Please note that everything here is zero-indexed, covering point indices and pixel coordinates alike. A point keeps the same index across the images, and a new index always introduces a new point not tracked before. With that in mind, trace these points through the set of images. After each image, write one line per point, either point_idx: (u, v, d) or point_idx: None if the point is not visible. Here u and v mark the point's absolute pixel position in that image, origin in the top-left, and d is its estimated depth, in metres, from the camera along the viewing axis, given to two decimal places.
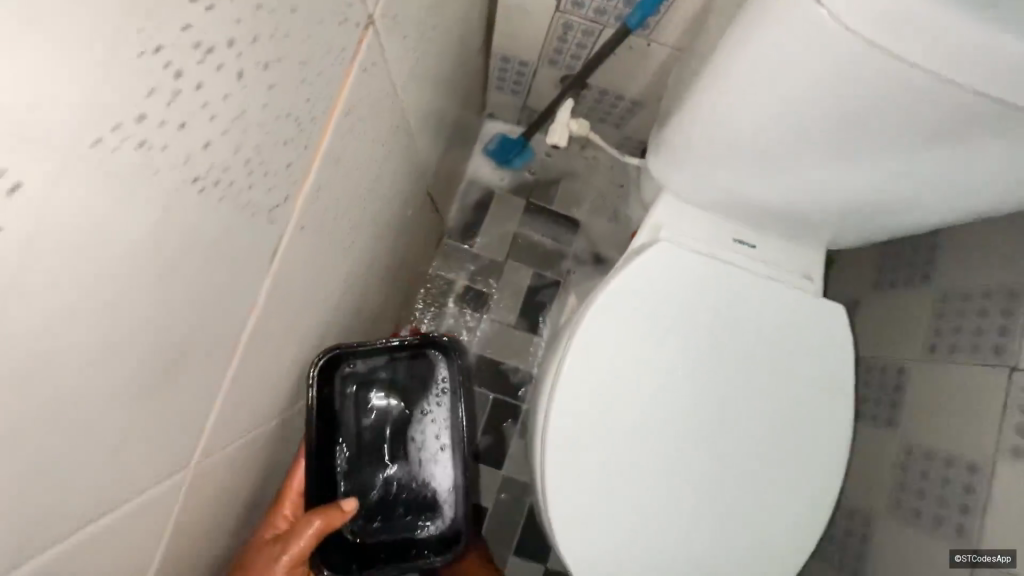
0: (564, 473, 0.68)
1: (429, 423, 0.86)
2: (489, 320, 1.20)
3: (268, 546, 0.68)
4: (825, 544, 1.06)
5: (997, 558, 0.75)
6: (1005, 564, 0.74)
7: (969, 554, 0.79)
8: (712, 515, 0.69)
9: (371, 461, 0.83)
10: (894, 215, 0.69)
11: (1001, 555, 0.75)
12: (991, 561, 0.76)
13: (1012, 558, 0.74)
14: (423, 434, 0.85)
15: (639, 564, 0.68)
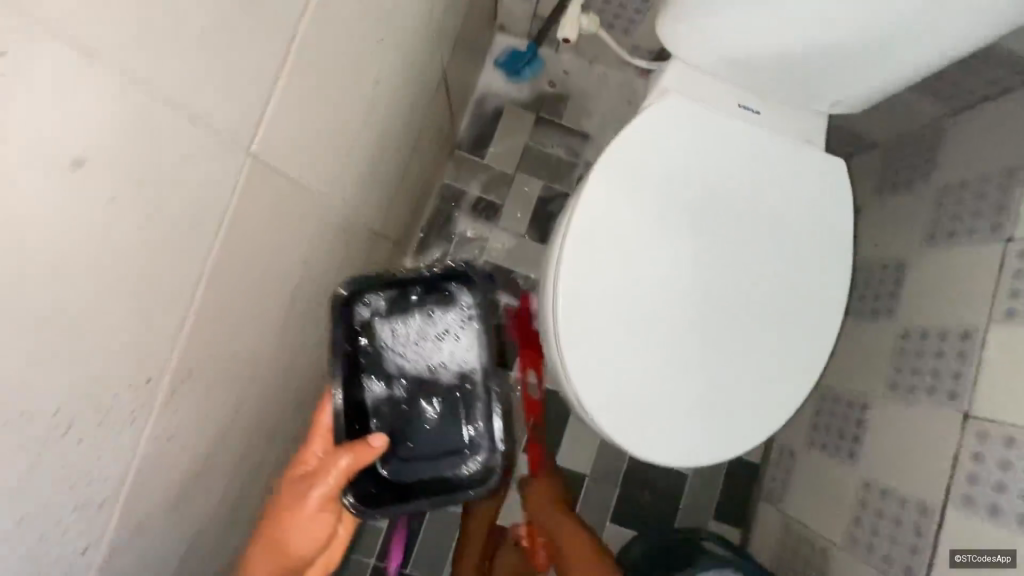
0: (581, 344, 0.71)
1: (457, 361, 0.79)
2: (501, 230, 1.24)
3: (299, 483, 0.65)
4: (825, 436, 1.10)
5: (997, 559, 0.72)
6: (1005, 565, 0.71)
7: (968, 553, 0.76)
8: (725, 367, 0.72)
9: (397, 405, 0.77)
10: (908, 51, 0.69)
11: (1001, 555, 0.72)
12: (991, 561, 0.73)
13: (1014, 558, 0.70)
14: (446, 371, 0.79)
15: (668, 422, 0.71)
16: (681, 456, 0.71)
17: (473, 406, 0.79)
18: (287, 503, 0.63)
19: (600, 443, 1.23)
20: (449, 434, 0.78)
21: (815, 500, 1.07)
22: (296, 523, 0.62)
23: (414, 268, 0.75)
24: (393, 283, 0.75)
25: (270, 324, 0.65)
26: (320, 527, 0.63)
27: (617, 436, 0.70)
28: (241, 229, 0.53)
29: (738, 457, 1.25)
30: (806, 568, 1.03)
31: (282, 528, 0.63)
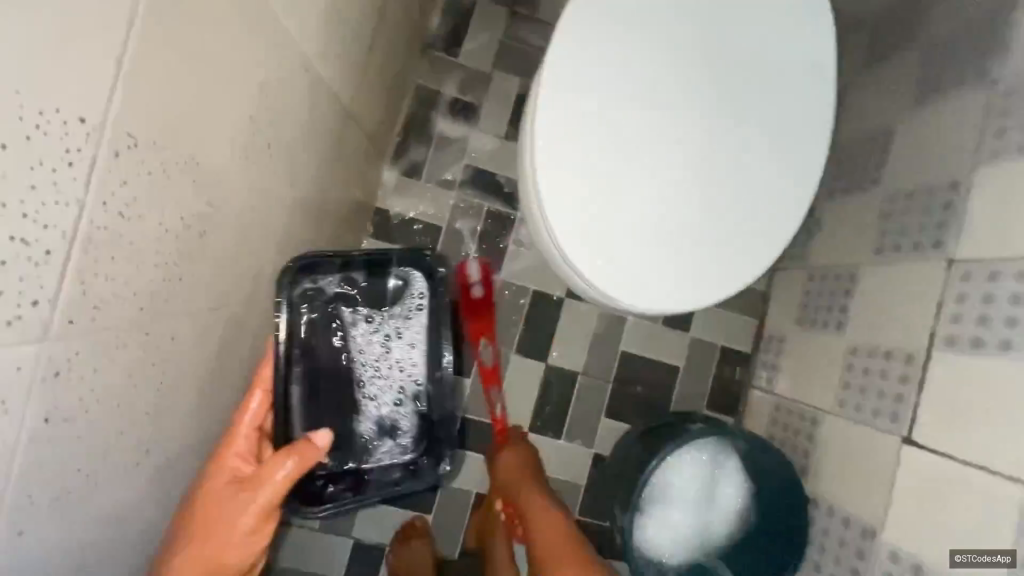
0: (570, 212, 0.72)
1: (405, 366, 0.90)
2: (480, 131, 1.20)
3: (226, 487, 0.62)
4: (813, 314, 1.11)
5: (997, 559, 0.66)
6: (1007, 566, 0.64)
7: (969, 553, 0.68)
8: (719, 211, 0.73)
9: (335, 398, 0.86)
10: None
11: (1000, 555, 0.65)
12: (990, 561, 0.66)
13: (1014, 558, 0.64)
14: (401, 385, 0.90)
15: (671, 276, 0.73)
16: (665, 299, 0.73)
17: (412, 381, 0.91)
18: (221, 513, 0.60)
19: (591, 342, 1.23)
20: (377, 426, 0.90)
21: (805, 374, 1.08)
22: (222, 536, 0.59)
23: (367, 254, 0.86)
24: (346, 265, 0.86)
25: (274, 197, 0.62)
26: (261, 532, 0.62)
27: (601, 284, 0.72)
28: (247, 70, 0.47)
29: (728, 348, 1.27)
30: (796, 438, 1.06)
31: (202, 535, 0.59)
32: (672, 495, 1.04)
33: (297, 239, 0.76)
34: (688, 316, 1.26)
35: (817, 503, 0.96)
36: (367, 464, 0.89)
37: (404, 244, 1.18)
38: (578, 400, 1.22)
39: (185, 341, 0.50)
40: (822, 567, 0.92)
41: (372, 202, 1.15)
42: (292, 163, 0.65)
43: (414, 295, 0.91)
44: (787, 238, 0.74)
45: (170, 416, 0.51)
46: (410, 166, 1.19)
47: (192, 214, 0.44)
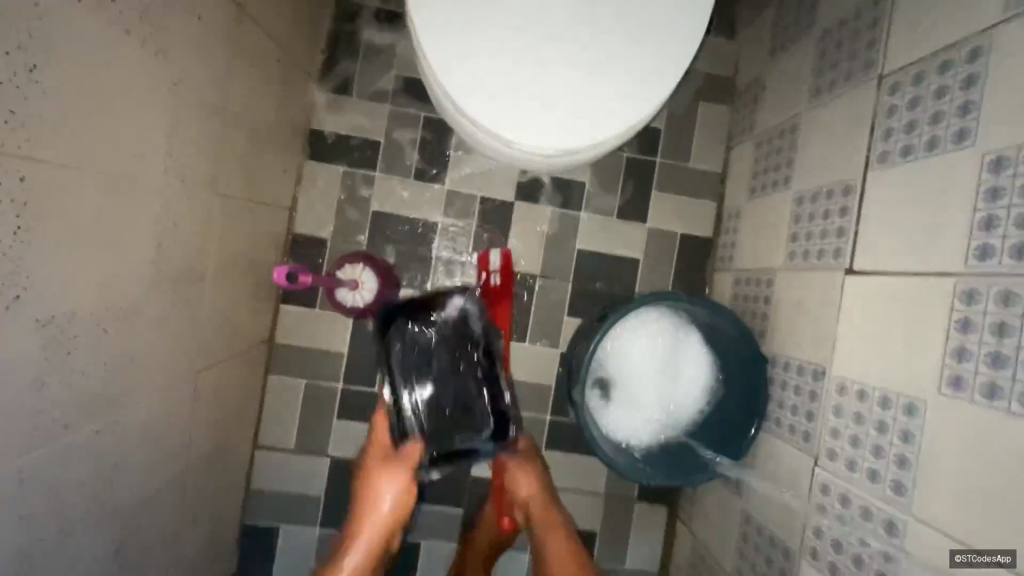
0: (491, 102, 0.70)
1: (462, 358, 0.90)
2: (408, 37, 1.17)
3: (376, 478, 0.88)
4: (763, 180, 1.07)
5: (996, 559, 0.53)
6: (1005, 568, 0.52)
7: (968, 553, 0.56)
8: (629, 39, 0.71)
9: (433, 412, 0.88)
10: None
11: (1000, 554, 0.53)
12: (990, 562, 0.54)
13: (1015, 557, 0.52)
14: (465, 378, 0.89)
15: (611, 115, 0.71)
16: (564, 136, 0.71)
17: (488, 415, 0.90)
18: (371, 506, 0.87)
19: (547, 243, 1.21)
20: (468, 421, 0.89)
21: (759, 241, 1.05)
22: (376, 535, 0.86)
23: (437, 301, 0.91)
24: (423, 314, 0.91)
25: (148, 76, 0.62)
26: (398, 510, 0.87)
27: (496, 127, 0.70)
28: None
29: (689, 234, 1.24)
30: (755, 305, 1.03)
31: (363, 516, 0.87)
32: (626, 372, 1.03)
33: (198, 141, 0.75)
34: (643, 206, 1.23)
35: (774, 360, 0.94)
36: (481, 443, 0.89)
37: (344, 162, 1.17)
38: (539, 301, 1.21)
39: (41, 192, 0.50)
40: (780, 420, 0.90)
41: (306, 122, 1.14)
42: (167, 46, 0.64)
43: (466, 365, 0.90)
44: (695, 41, 0.72)
45: (38, 269, 0.51)
46: (340, 83, 1.16)
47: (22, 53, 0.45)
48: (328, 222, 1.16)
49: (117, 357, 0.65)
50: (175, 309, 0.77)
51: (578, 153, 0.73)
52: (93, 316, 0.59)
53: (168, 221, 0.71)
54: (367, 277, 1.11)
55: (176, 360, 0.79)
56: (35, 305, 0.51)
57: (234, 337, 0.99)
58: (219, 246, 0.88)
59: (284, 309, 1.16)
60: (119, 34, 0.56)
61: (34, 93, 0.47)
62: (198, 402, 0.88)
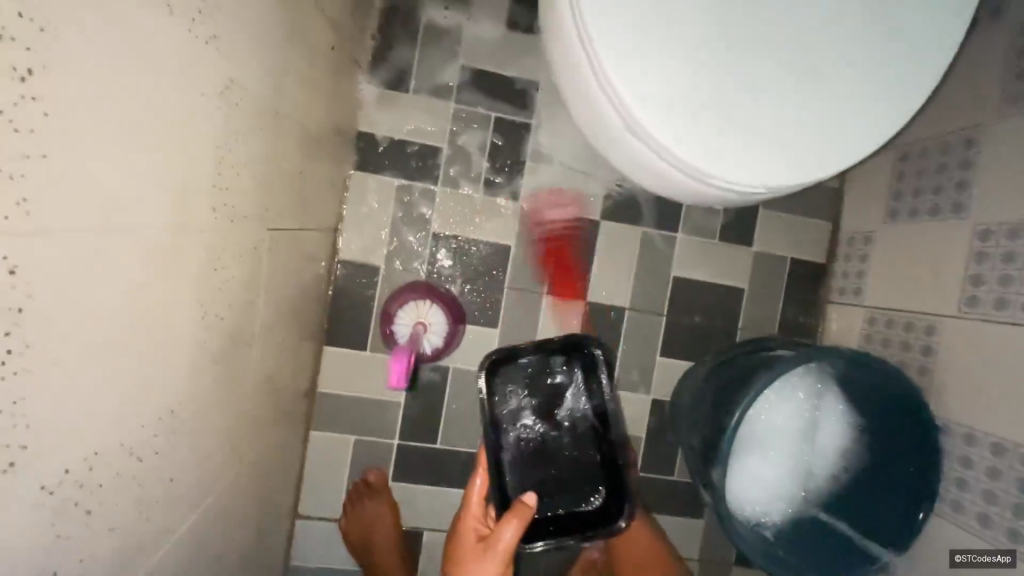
0: (681, 115, 0.47)
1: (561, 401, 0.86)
2: (478, 20, 0.96)
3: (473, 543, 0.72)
4: (912, 202, 0.89)
5: (997, 558, 0.68)
6: (1005, 565, 0.67)
7: (970, 553, 0.72)
8: (873, 20, 0.49)
9: (532, 472, 0.86)
10: None
11: (1000, 556, 0.67)
12: (990, 561, 0.69)
13: (1013, 558, 0.66)
14: (564, 420, 0.86)
15: (846, 134, 0.49)
16: (784, 166, 0.49)
17: (585, 461, 0.86)
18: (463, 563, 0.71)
19: (638, 270, 1.02)
20: (571, 467, 0.86)
21: (909, 277, 0.88)
22: None
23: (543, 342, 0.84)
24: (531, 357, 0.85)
25: (195, 78, 0.41)
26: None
27: (691, 154, 0.48)
28: None
29: (800, 260, 1.05)
30: (906, 354, 0.86)
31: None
32: (768, 434, 0.83)
33: (248, 164, 0.55)
34: (749, 226, 1.04)
35: (950, 429, 0.77)
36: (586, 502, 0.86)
37: (399, 173, 0.96)
38: (628, 339, 1.03)
39: (48, 291, 0.30)
40: (964, 507, 0.74)
41: (354, 124, 0.93)
42: (216, 33, 0.43)
43: (567, 404, 0.86)
44: (963, 24, 0.50)
45: (45, 407, 0.31)
46: (394, 75, 0.95)
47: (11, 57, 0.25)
48: (381, 245, 0.96)
49: (153, 485, 0.45)
50: (219, 389, 0.57)
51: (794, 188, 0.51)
52: (124, 444, 0.39)
53: (214, 279, 0.51)
54: (435, 317, 0.94)
55: (218, 454, 0.59)
56: (43, 462, 0.31)
57: (278, 397, 0.79)
58: (267, 294, 0.67)
59: (328, 351, 0.96)
60: (158, 10, 0.35)
61: (30, 116, 0.27)
62: (242, 490, 0.69)
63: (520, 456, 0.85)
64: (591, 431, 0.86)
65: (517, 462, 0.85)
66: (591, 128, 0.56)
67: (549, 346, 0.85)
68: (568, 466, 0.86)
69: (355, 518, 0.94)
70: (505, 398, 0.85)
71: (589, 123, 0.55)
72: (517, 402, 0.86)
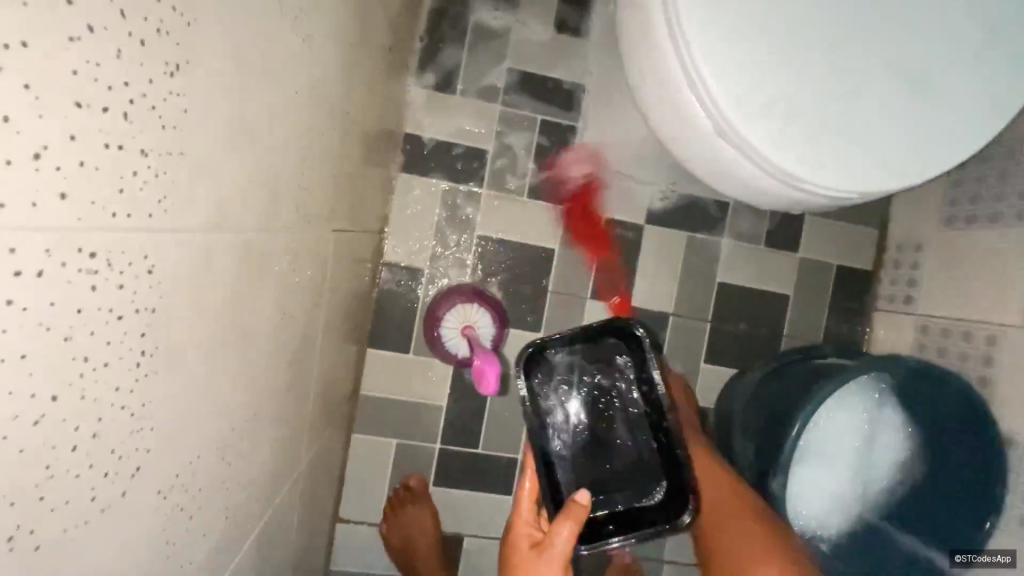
0: (777, 125, 0.47)
1: (611, 388, 0.83)
2: (526, 23, 0.96)
3: (529, 551, 0.68)
4: (970, 209, 0.87)
5: (996, 558, 0.74)
6: (1005, 565, 0.73)
7: (967, 553, 0.76)
8: (967, 27, 0.48)
9: (585, 466, 0.82)
10: None
11: (1001, 556, 0.73)
12: (990, 560, 0.74)
13: (1013, 558, 0.72)
14: (615, 408, 0.83)
15: (939, 142, 0.49)
16: (878, 174, 0.49)
17: (642, 452, 0.82)
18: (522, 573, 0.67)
19: (682, 275, 1.01)
20: (627, 458, 0.82)
21: (966, 285, 0.86)
22: None
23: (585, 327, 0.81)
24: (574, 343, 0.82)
25: (291, 76, 0.40)
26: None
27: (785, 161, 0.48)
28: None
29: (846, 266, 1.04)
30: (964, 364, 0.84)
31: None
32: (825, 444, 0.82)
33: (323, 164, 0.54)
34: (796, 232, 1.03)
35: (1015, 443, 0.75)
36: (646, 496, 0.81)
37: (444, 176, 0.95)
38: (672, 345, 1.01)
39: (177, 291, 0.29)
40: None
41: (401, 125, 0.92)
42: (310, 32, 0.43)
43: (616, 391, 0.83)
44: None
45: (165, 411, 0.30)
46: (442, 77, 0.95)
47: (164, 52, 0.24)
48: (426, 247, 0.96)
49: (235, 490, 0.44)
50: (287, 392, 0.56)
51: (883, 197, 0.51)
52: (217, 448, 0.39)
53: (292, 280, 0.50)
54: (481, 319, 0.92)
55: (283, 457, 0.59)
56: (159, 468, 0.31)
57: (329, 400, 0.79)
58: (328, 296, 0.67)
59: (372, 354, 0.95)
60: (270, 6, 0.35)
61: (174, 112, 0.26)
62: (297, 494, 0.68)
63: (571, 449, 0.82)
64: (646, 419, 0.82)
65: (568, 456, 0.82)
66: (671, 135, 0.55)
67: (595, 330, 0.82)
68: (623, 457, 0.82)
69: (396, 525, 0.93)
70: (549, 387, 0.83)
71: (670, 130, 0.55)
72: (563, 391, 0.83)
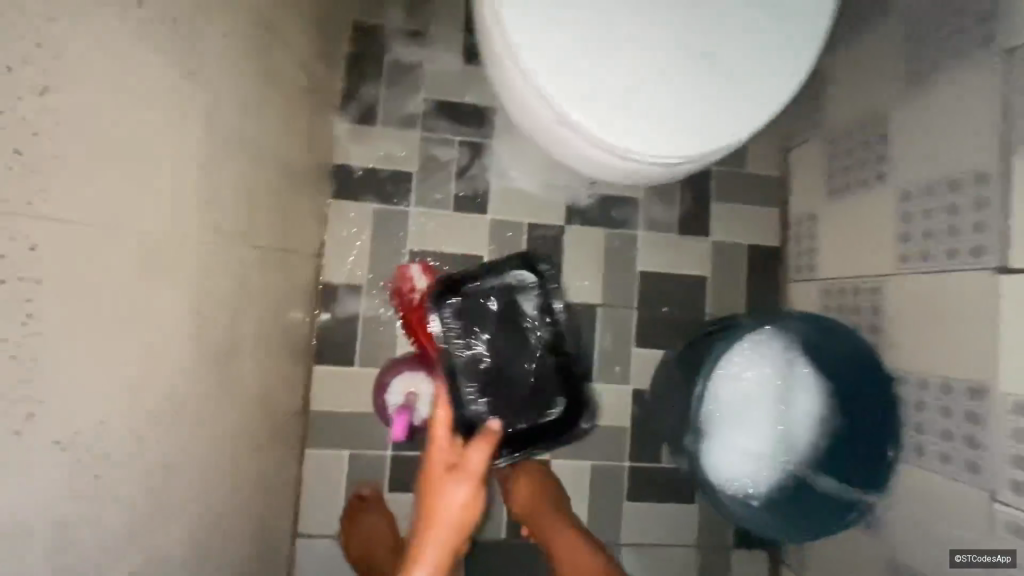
0: (598, 108, 0.56)
1: (518, 318, 0.93)
2: (436, 57, 1.06)
3: (445, 476, 0.72)
4: (845, 179, 0.97)
5: (998, 558, 0.66)
6: (1006, 565, 0.65)
7: (970, 553, 0.70)
8: (749, 15, 0.58)
9: (496, 392, 0.92)
10: None
11: (1001, 556, 0.66)
12: (991, 561, 0.67)
13: (1014, 558, 0.64)
14: (522, 335, 0.93)
15: (743, 110, 0.58)
16: (690, 140, 0.57)
17: (544, 372, 0.93)
18: (438, 493, 0.71)
19: (605, 268, 1.09)
20: (532, 380, 0.93)
21: (852, 246, 0.94)
22: (451, 532, 0.69)
23: (488, 264, 0.89)
24: (483, 279, 0.91)
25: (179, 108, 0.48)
26: (473, 513, 0.71)
27: (610, 135, 0.57)
28: None
29: (756, 245, 1.13)
30: (859, 318, 0.92)
31: (429, 514, 0.70)
32: (739, 370, 0.89)
33: (228, 186, 0.62)
34: (704, 218, 1.12)
35: (906, 381, 0.82)
36: (548, 411, 0.93)
37: (374, 199, 1.04)
38: (604, 334, 1.08)
39: (67, 263, 0.38)
40: (926, 449, 0.78)
41: (329, 157, 1.01)
42: (193, 68, 0.51)
43: (525, 319, 0.93)
44: (828, 11, 0.59)
45: (58, 371, 0.37)
46: (365, 111, 1.04)
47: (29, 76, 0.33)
48: (364, 265, 1.03)
49: (158, 475, 0.49)
50: (219, 394, 0.62)
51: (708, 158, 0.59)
52: (131, 424, 0.45)
53: (207, 287, 0.57)
54: (425, 390, 0.97)
55: (219, 456, 0.64)
56: (59, 417, 0.37)
57: (273, 412, 0.84)
58: (256, 309, 0.73)
59: (319, 371, 1.01)
60: (144, 48, 0.43)
61: (47, 122, 0.35)
62: (242, 500, 0.72)
63: (483, 380, 0.91)
64: (551, 341, 0.93)
65: (480, 384, 0.91)
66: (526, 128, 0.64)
67: (501, 266, 0.90)
68: (529, 380, 0.93)
69: (351, 532, 0.95)
70: (460, 324, 0.91)
71: (525, 124, 0.64)
72: (476, 327, 0.91)
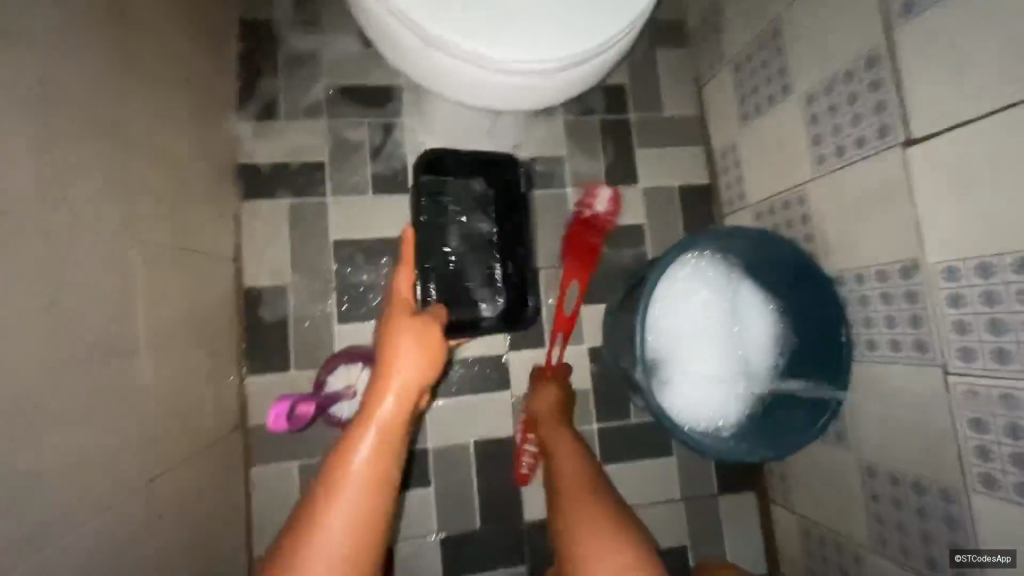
0: (463, 23, 0.56)
1: (487, 214, 1.02)
2: (333, 43, 1.04)
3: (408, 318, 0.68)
4: (755, 100, 0.97)
5: (997, 558, 0.63)
6: (1006, 565, 0.62)
7: (968, 552, 0.66)
8: None
9: (453, 278, 1.00)
10: None
11: (1000, 555, 0.63)
12: (992, 561, 0.64)
13: (1013, 558, 0.61)
14: (485, 235, 1.02)
15: (609, 9, 0.58)
16: (562, 42, 0.57)
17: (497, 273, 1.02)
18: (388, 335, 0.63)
19: (540, 228, 1.06)
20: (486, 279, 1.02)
21: (773, 164, 0.94)
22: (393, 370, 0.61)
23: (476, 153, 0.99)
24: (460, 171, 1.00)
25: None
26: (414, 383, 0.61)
27: (479, 45, 0.56)
28: None
29: (686, 185, 1.12)
30: (792, 230, 0.91)
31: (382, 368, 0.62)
32: (696, 307, 0.87)
33: (88, 168, 0.57)
34: (631, 166, 1.11)
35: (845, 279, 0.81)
36: (486, 303, 1.02)
37: (287, 194, 0.99)
38: (550, 295, 1.05)
39: None
40: (876, 342, 0.77)
41: (232, 157, 0.97)
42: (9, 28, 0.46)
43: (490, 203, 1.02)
44: None
45: None
46: (265, 106, 1.00)
47: None
48: (287, 264, 0.97)
49: (11, 477, 0.43)
50: (98, 399, 0.56)
51: (584, 61, 0.60)
52: None
53: (63, 275, 0.52)
54: (366, 379, 0.93)
55: (114, 467, 0.57)
56: None
57: (197, 425, 0.77)
58: (150, 309, 0.67)
59: (252, 382, 0.94)
60: None
61: None
62: (163, 520, 0.65)
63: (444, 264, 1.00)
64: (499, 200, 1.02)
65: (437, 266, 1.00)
66: (405, 57, 0.64)
67: (481, 163, 1.00)
68: (482, 276, 1.02)
69: None
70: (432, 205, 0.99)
71: (401, 52, 0.63)
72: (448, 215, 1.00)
